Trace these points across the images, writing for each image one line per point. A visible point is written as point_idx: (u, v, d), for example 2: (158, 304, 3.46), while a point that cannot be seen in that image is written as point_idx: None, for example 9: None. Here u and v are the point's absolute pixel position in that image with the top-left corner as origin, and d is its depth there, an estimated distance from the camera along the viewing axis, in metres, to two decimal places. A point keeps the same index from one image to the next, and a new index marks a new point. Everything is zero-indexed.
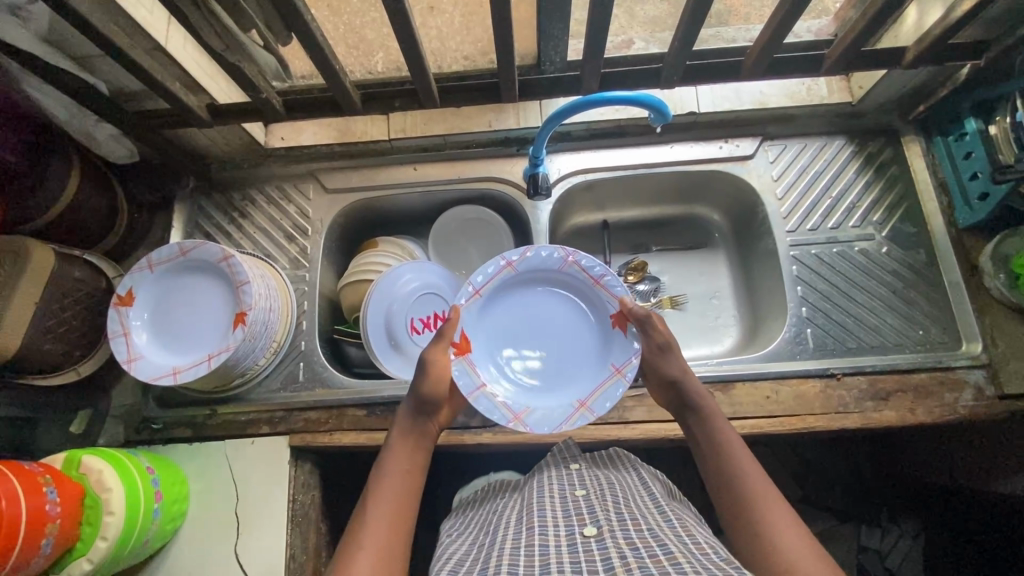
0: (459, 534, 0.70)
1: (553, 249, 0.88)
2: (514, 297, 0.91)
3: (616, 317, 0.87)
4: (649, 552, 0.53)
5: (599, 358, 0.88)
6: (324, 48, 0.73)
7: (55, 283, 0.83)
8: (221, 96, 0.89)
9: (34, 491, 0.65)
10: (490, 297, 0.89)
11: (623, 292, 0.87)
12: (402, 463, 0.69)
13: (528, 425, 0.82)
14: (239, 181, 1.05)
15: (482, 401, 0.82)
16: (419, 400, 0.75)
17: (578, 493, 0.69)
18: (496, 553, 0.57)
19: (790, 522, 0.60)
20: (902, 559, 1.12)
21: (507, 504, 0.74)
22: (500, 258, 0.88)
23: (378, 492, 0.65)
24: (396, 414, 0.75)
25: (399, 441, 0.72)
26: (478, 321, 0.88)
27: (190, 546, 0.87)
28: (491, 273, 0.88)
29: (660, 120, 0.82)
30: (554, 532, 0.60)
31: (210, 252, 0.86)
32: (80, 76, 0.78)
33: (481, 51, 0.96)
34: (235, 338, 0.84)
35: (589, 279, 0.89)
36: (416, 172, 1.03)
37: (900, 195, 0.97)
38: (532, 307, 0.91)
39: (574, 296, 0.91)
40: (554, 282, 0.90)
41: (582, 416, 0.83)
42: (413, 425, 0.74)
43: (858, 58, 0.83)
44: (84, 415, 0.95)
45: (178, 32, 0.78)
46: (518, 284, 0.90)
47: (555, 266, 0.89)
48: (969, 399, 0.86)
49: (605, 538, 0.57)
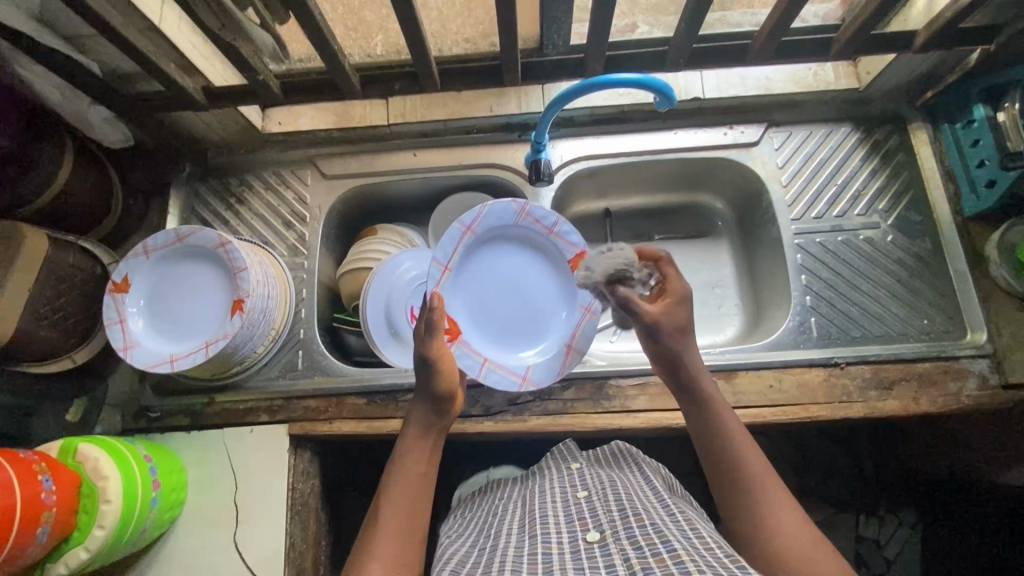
0: (459, 534, 0.70)
1: (503, 205, 0.88)
2: (478, 259, 0.90)
3: (575, 259, 0.91)
4: (652, 551, 0.52)
5: (567, 298, 0.92)
6: (323, 28, 0.71)
7: (49, 270, 0.81)
8: (217, 79, 0.87)
9: (29, 479, 0.65)
10: (457, 267, 0.89)
11: (576, 237, 0.90)
12: (420, 465, 0.67)
13: (536, 381, 0.87)
14: (236, 166, 1.03)
15: (492, 375, 0.86)
16: (432, 396, 0.72)
17: (580, 496, 0.68)
18: (500, 558, 0.56)
19: (794, 517, 0.59)
20: (898, 549, 1.15)
21: (506, 502, 0.74)
22: (457, 226, 0.86)
23: (393, 493, 0.64)
24: (410, 411, 0.72)
25: (410, 438, 0.70)
26: (454, 295, 0.89)
27: (188, 536, 0.86)
28: (452, 244, 0.87)
29: (666, 104, 0.80)
30: (557, 540, 0.59)
31: (207, 238, 0.85)
32: (72, 56, 0.75)
33: (482, 34, 0.95)
34: (233, 325, 0.83)
35: (543, 228, 0.90)
36: (416, 158, 1.02)
37: (906, 183, 0.96)
38: (496, 266, 0.91)
39: (531, 246, 0.92)
40: (512, 236, 0.91)
41: (573, 358, 0.88)
42: (429, 422, 0.71)
43: (869, 42, 0.81)
44: (82, 403, 0.93)
45: (173, 12, 0.76)
46: (478, 245, 0.90)
47: (510, 221, 0.90)
48: (973, 389, 0.86)
49: (609, 543, 0.56)
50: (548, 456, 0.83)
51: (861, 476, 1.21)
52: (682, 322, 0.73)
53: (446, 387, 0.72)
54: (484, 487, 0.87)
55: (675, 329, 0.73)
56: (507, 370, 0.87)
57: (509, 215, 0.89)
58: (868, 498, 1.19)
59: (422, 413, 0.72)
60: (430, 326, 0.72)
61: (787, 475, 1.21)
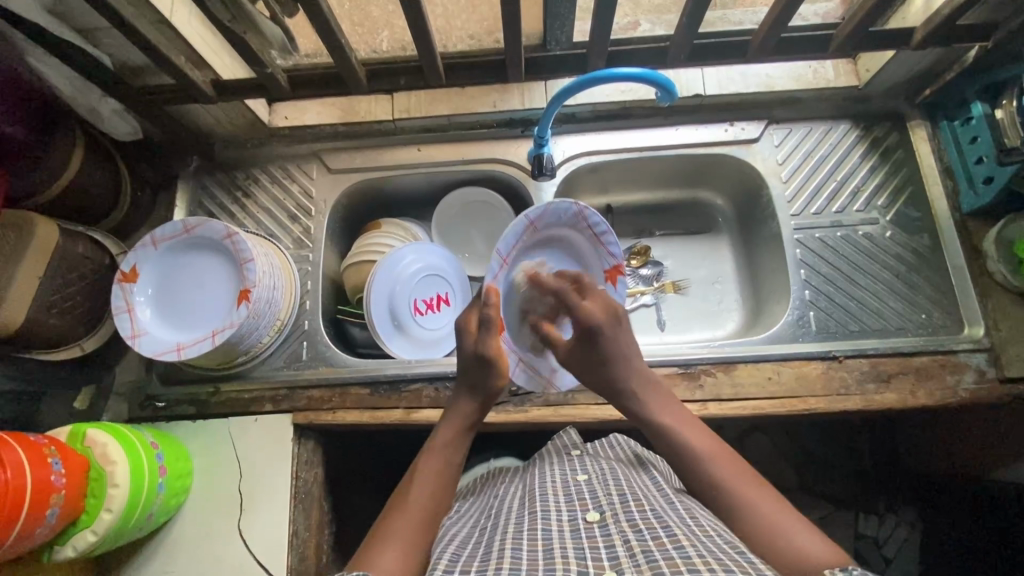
0: (460, 517, 0.71)
1: (567, 204, 0.90)
2: (530, 254, 0.92)
3: (610, 271, 0.96)
4: (652, 535, 0.53)
5: None
6: (332, 24, 0.73)
7: (60, 259, 0.83)
8: (226, 72, 0.88)
9: (39, 462, 0.66)
10: (513, 260, 0.90)
11: (619, 250, 0.94)
12: (453, 454, 0.70)
13: (561, 385, 0.90)
14: (242, 160, 1.05)
15: (523, 375, 0.89)
16: (485, 391, 0.76)
17: (580, 479, 0.70)
18: (502, 537, 0.58)
19: (775, 504, 0.58)
20: (897, 547, 1.14)
21: (507, 488, 0.75)
22: (523, 219, 0.87)
23: (423, 472, 0.67)
24: (455, 402, 0.76)
25: (454, 429, 0.72)
26: (506, 287, 0.90)
27: (192, 522, 0.88)
28: (515, 237, 0.88)
29: (667, 98, 0.82)
30: (557, 517, 0.60)
31: (216, 230, 0.87)
32: (85, 49, 0.77)
33: (486, 30, 0.96)
34: (240, 315, 0.85)
35: (591, 233, 0.94)
36: (421, 153, 1.03)
37: (904, 179, 0.97)
38: (543, 264, 0.94)
39: (574, 249, 0.96)
40: (562, 234, 0.94)
41: None
42: (472, 416, 0.75)
43: (869, 38, 0.82)
44: (88, 392, 0.95)
45: (183, 6, 0.77)
46: (533, 241, 0.92)
47: (566, 220, 0.92)
48: (970, 382, 0.87)
49: (609, 523, 0.58)
50: (549, 442, 0.85)
51: (861, 473, 1.22)
52: (588, 360, 0.76)
53: (499, 383, 0.77)
54: (485, 477, 0.88)
55: (584, 366, 0.77)
56: (536, 371, 0.89)
57: (568, 215, 0.91)
58: (866, 495, 1.20)
59: (470, 404, 0.75)
60: (484, 322, 0.77)
61: (787, 473, 1.22)
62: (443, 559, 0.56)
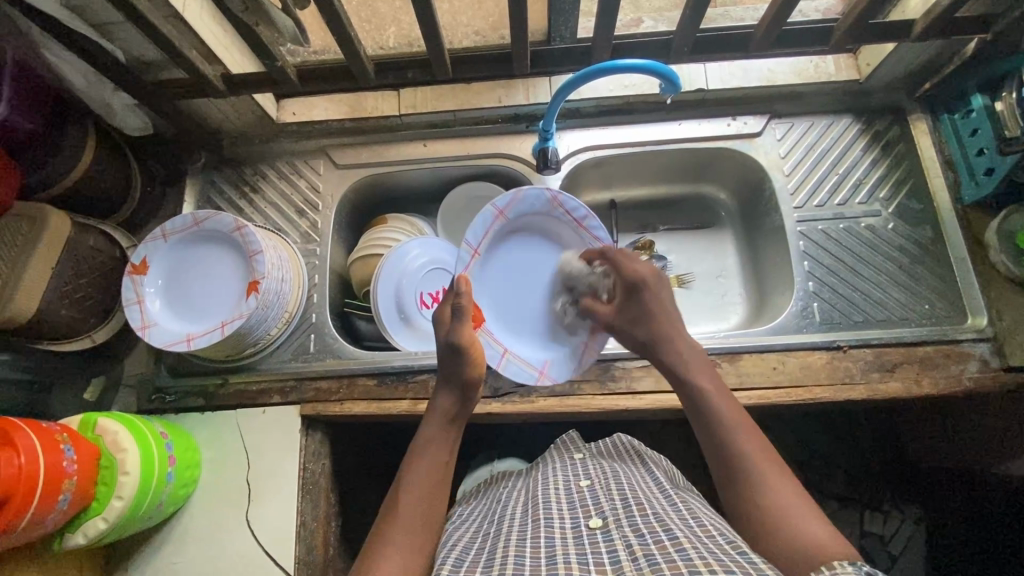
0: (462, 520, 0.71)
1: (537, 192, 0.92)
2: (508, 243, 0.94)
3: None
4: (654, 538, 0.54)
5: None
6: (340, 15, 0.74)
7: (70, 251, 0.83)
8: (235, 67, 0.89)
9: (51, 448, 0.66)
10: (486, 250, 0.92)
11: (604, 233, 0.94)
12: (442, 453, 0.70)
13: (552, 378, 0.91)
14: (250, 156, 1.06)
15: (511, 367, 0.89)
16: (461, 383, 0.75)
17: (583, 484, 0.70)
18: (502, 543, 0.58)
19: (799, 502, 0.58)
20: (904, 544, 1.14)
21: (510, 492, 0.76)
22: (491, 209, 0.89)
23: (414, 474, 0.67)
24: (436, 397, 0.75)
25: (434, 427, 0.72)
26: (482, 278, 0.93)
27: (199, 513, 0.88)
28: (484, 228, 0.90)
29: (670, 90, 0.83)
30: (560, 525, 0.60)
31: (223, 223, 0.88)
32: (99, 43, 0.78)
33: (491, 27, 0.99)
34: (248, 305, 0.85)
35: (572, 221, 0.95)
36: (427, 148, 1.04)
37: (906, 171, 0.98)
38: (523, 253, 0.95)
39: (556, 235, 0.96)
40: (542, 222, 0.95)
41: (589, 355, 0.91)
42: (454, 409, 0.74)
43: (868, 31, 0.84)
44: (98, 382, 0.96)
45: (196, 2, 0.78)
46: (509, 229, 0.94)
47: (543, 209, 0.94)
48: (974, 371, 0.87)
49: (611, 529, 0.58)
50: (553, 447, 0.86)
51: (867, 471, 1.21)
52: (630, 315, 0.82)
53: (474, 374, 0.76)
54: (489, 480, 0.88)
55: (629, 322, 0.82)
56: (525, 363, 0.91)
57: (541, 203, 0.93)
58: (872, 493, 1.19)
59: (449, 400, 0.75)
60: (456, 312, 0.78)
61: (792, 470, 1.21)
62: (445, 563, 0.56)
